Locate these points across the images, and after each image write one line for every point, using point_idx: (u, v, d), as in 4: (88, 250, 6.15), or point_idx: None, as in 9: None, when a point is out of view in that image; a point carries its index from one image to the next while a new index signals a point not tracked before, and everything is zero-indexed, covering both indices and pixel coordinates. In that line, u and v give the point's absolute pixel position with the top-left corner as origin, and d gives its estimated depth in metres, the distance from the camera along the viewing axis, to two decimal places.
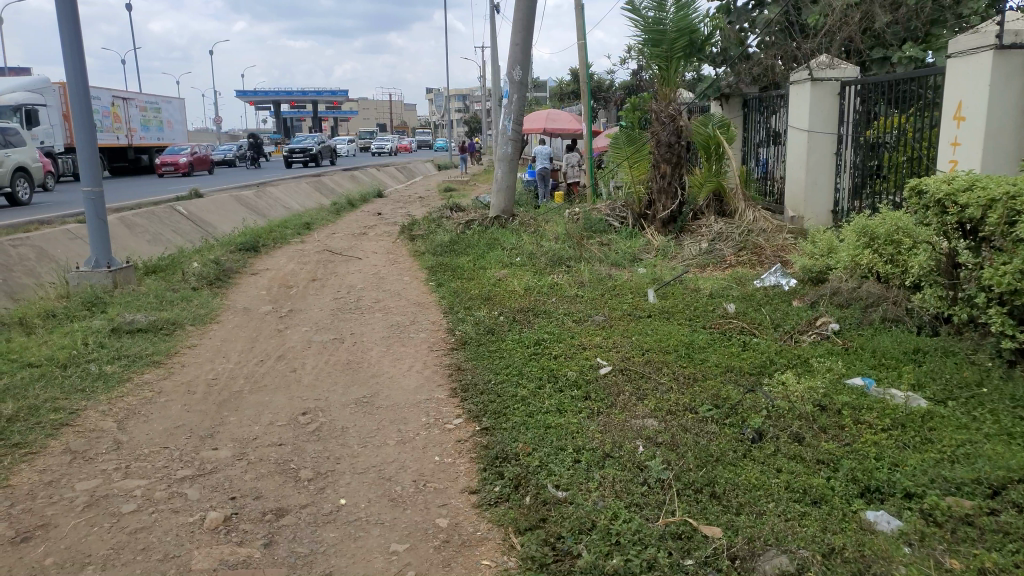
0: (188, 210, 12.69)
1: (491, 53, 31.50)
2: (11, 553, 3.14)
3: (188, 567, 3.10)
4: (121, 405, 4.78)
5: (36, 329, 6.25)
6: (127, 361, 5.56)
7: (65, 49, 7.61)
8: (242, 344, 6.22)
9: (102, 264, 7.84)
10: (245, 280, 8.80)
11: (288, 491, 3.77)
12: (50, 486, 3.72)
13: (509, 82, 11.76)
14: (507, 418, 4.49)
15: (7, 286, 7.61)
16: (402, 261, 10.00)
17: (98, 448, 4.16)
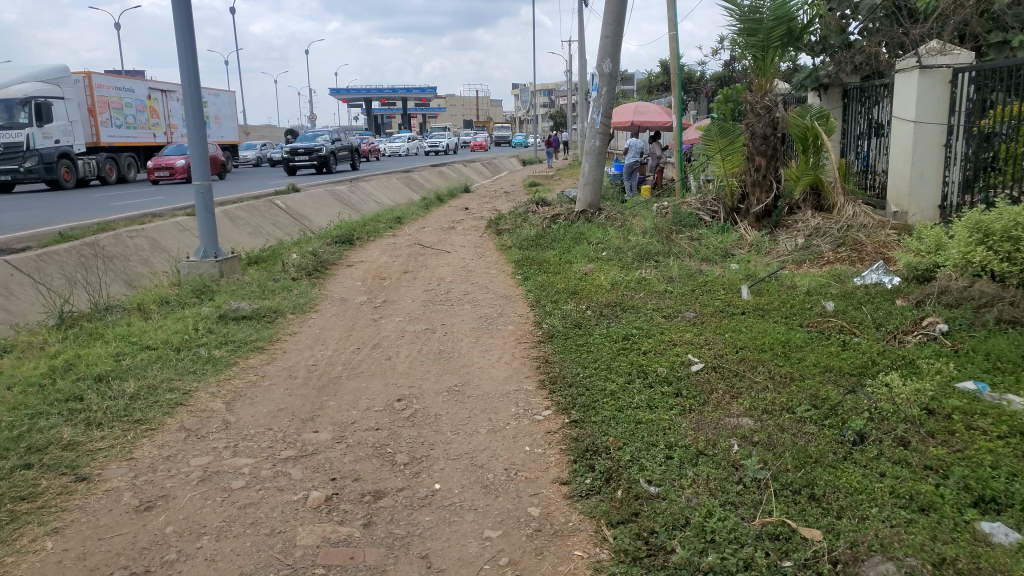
0: (286, 204, 13.23)
1: (579, 47, 31.37)
2: (136, 521, 3.37)
3: (294, 542, 3.25)
4: (229, 387, 5.06)
5: (151, 314, 6.67)
6: (233, 346, 5.86)
7: (179, 51, 8.05)
8: (339, 333, 6.45)
9: (210, 255, 8.25)
10: (341, 271, 9.10)
11: (386, 475, 3.89)
12: (168, 461, 3.97)
13: (599, 74, 11.67)
14: (597, 411, 4.49)
15: (124, 274, 8.14)
16: (489, 255, 10.11)
17: (209, 427, 4.41)
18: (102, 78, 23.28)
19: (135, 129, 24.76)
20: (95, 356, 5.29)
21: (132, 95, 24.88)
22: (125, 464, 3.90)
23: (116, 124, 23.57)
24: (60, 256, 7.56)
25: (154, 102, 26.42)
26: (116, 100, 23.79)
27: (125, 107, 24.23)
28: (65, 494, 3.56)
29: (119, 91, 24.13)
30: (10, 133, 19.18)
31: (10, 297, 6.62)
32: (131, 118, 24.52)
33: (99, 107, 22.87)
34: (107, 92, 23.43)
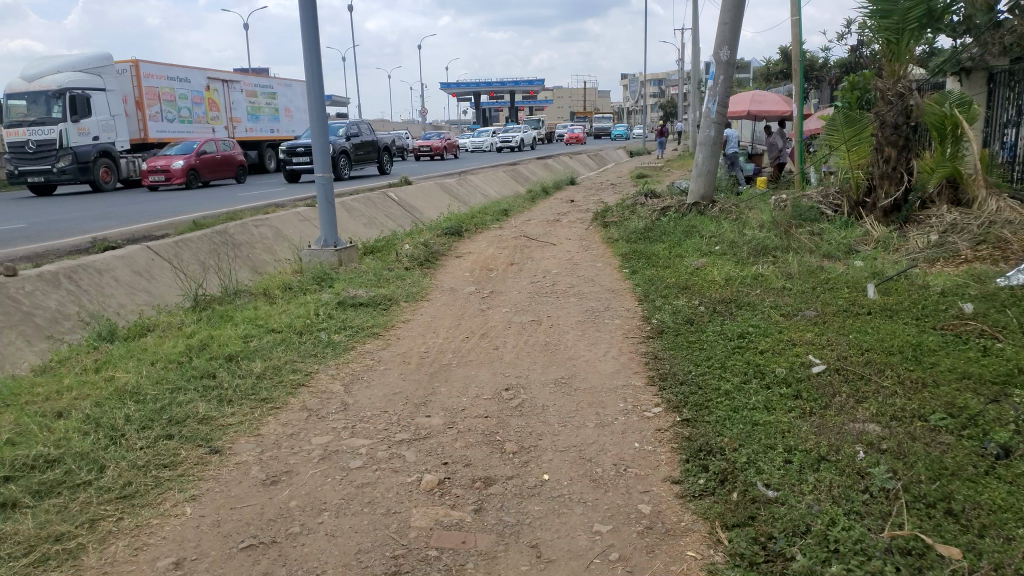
0: (399, 196, 13.62)
1: (692, 36, 30.59)
2: (263, 493, 3.56)
3: (409, 524, 3.33)
4: (347, 370, 5.27)
5: (276, 299, 7.03)
6: (351, 331, 6.09)
7: (305, 47, 8.38)
8: (449, 321, 6.57)
9: (330, 244, 8.56)
10: (450, 262, 9.27)
11: (495, 462, 3.93)
12: (292, 438, 4.17)
13: (716, 63, 11.33)
14: (710, 411, 4.37)
15: (251, 261, 8.60)
16: (597, 248, 10.02)
17: (329, 408, 4.60)
18: (152, 67, 22.71)
19: (187, 122, 24.33)
20: (227, 337, 5.61)
21: (188, 85, 24.46)
22: (253, 439, 4.13)
23: (167, 118, 23.23)
24: (194, 243, 8.10)
25: (213, 92, 25.82)
26: (170, 92, 23.46)
27: (178, 100, 23.86)
28: (201, 464, 3.81)
29: (173, 81, 23.70)
30: (44, 129, 18.87)
31: (151, 279, 7.13)
32: (183, 112, 24.08)
33: (148, 99, 22.46)
34: (157, 82, 22.92)
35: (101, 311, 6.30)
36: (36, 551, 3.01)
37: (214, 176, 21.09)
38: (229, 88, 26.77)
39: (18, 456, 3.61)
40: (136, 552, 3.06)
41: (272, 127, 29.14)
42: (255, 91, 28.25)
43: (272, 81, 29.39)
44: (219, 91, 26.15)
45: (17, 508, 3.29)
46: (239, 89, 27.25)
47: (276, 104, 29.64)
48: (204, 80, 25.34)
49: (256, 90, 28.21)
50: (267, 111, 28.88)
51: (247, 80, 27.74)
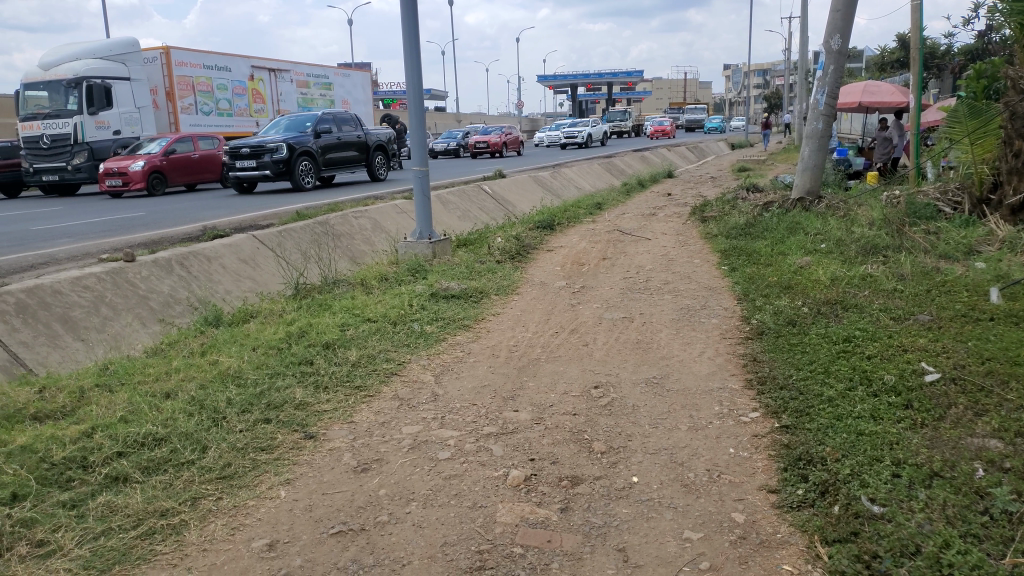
0: (493, 188, 13.73)
1: (801, 24, 29.34)
2: (354, 480, 3.64)
3: (494, 519, 3.33)
4: (438, 361, 5.33)
5: (372, 289, 7.18)
6: (442, 322, 6.16)
7: (405, 41, 8.52)
8: (539, 316, 6.55)
9: (424, 237, 8.67)
10: (542, 256, 9.23)
11: (583, 461, 3.87)
12: (383, 426, 4.25)
13: (826, 52, 10.81)
14: (811, 418, 4.15)
15: (350, 252, 8.84)
16: (693, 244, 9.75)
17: (420, 397, 4.66)
18: (185, 55, 22.12)
19: (226, 114, 23.65)
20: (324, 325, 5.77)
21: (228, 74, 23.72)
22: (346, 426, 4.24)
23: (202, 110, 22.71)
24: (296, 233, 8.38)
25: (257, 83, 25.33)
26: (205, 82, 22.88)
27: (216, 90, 23.22)
28: (297, 449, 3.93)
29: (217, 71, 23.24)
30: (59, 123, 18.70)
31: (255, 267, 7.43)
32: (225, 104, 23.56)
33: (182, 89, 22.04)
34: (192, 71, 22.39)
35: (209, 296, 6.61)
36: (144, 524, 3.18)
37: (188, 179, 18.71)
38: (274, 77, 26.14)
39: (131, 433, 3.82)
40: (233, 531, 3.19)
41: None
42: (307, 81, 27.79)
43: (327, 72, 29.05)
44: (261, 81, 25.52)
45: (128, 482, 3.49)
46: (284, 78, 26.67)
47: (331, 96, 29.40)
48: (245, 69, 24.67)
49: (308, 81, 27.74)
50: (321, 102, 28.59)
51: (298, 70, 27.31)
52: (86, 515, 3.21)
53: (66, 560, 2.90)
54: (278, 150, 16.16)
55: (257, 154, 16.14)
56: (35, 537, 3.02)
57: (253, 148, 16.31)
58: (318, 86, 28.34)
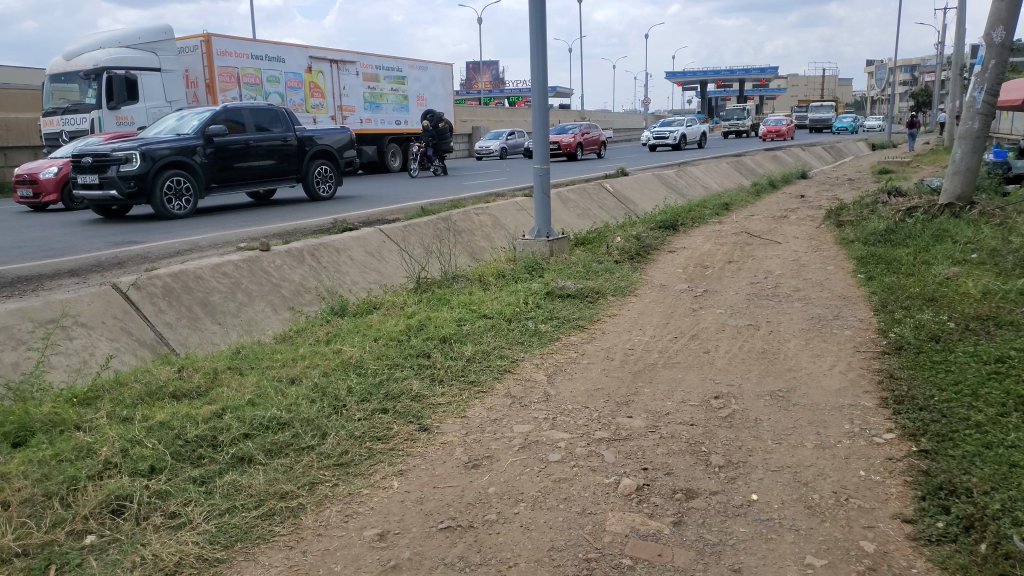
0: (615, 187, 13.54)
1: (960, 16, 27.11)
2: (465, 476, 3.66)
3: (604, 527, 3.25)
4: (552, 361, 5.29)
5: (489, 286, 7.25)
6: (557, 322, 6.11)
7: (532, 38, 8.51)
8: (658, 319, 6.37)
9: (543, 235, 8.64)
10: (663, 257, 9.00)
11: (699, 474, 3.71)
12: (495, 424, 4.25)
13: (987, 46, 9.91)
14: (955, 444, 3.79)
15: (470, 247, 8.97)
16: (827, 249, 9.21)
17: (532, 397, 4.63)
18: (230, 43, 18.87)
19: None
20: (442, 319, 5.86)
21: (281, 66, 20.71)
22: (459, 420, 4.27)
23: None
24: (420, 228, 8.59)
25: (319, 76, 22.15)
26: (255, 74, 19.82)
27: (267, 84, 20.20)
28: (411, 440, 4.01)
29: (267, 62, 20.17)
30: (77, 118, 16.78)
31: (381, 260, 7.67)
32: (276, 99, 20.50)
33: (224, 81, 18.76)
34: (239, 62, 19.26)
35: (336, 287, 6.87)
36: (265, 505, 3.32)
37: None
38: (338, 69, 22.91)
39: (257, 416, 4.00)
40: (347, 518, 3.28)
41: (396, 118, 25.46)
42: (374, 74, 24.45)
43: (399, 63, 25.72)
44: (325, 73, 22.32)
45: (252, 463, 3.66)
46: (350, 71, 23.43)
47: (405, 90, 25.96)
48: (304, 60, 21.55)
49: (376, 73, 24.42)
50: (391, 97, 25.19)
51: (365, 61, 24.01)
52: (213, 492, 3.39)
53: (194, 533, 3.07)
54: (127, 160, 11.39)
55: (102, 164, 11.53)
56: (168, 509, 3.21)
57: (95, 157, 11.62)
58: (388, 80, 25.01)
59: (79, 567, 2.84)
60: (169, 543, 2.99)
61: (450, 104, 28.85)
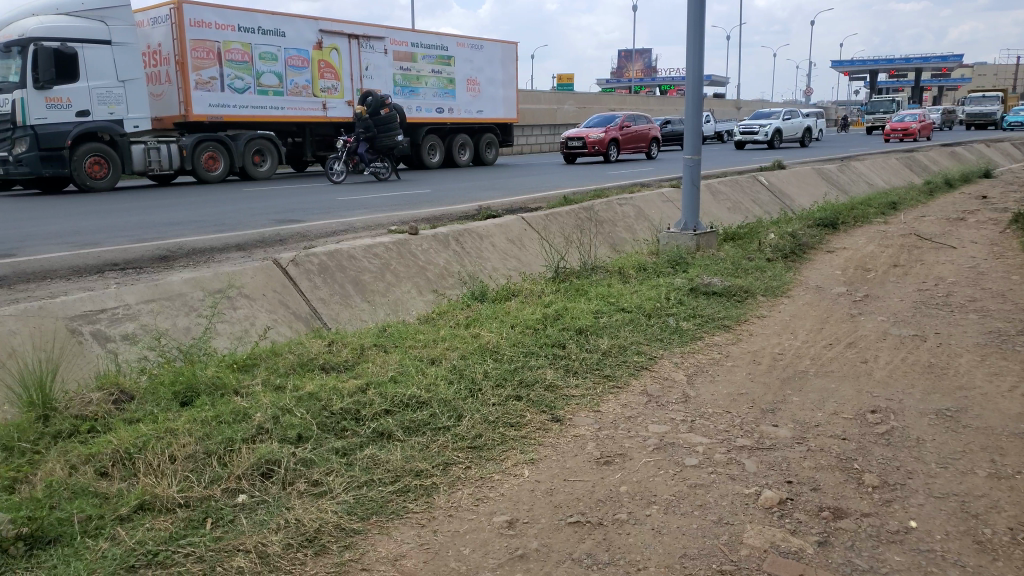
0: (769, 180, 12.88)
1: None
2: (596, 472, 3.59)
3: (741, 539, 3.08)
4: (692, 361, 5.10)
5: (629, 279, 7.11)
6: (702, 320, 5.89)
7: (688, 24, 8.23)
8: (811, 324, 5.97)
9: (689, 228, 8.35)
10: (819, 257, 8.45)
11: (850, 493, 3.44)
12: (630, 421, 4.15)
13: None
14: None
15: (611, 238, 8.83)
16: (1012, 257, 8.28)
17: (670, 397, 4.49)
18: (208, 13, 17.15)
19: (273, 92, 18.63)
20: (579, 310, 5.80)
21: (281, 40, 18.68)
22: (592, 414, 4.21)
23: (234, 86, 17.82)
24: (562, 217, 8.56)
25: (332, 53, 19.92)
26: (242, 49, 17.94)
27: (258, 61, 18.26)
28: (543, 430, 3.99)
29: (259, 35, 18.23)
30: None
31: (521, 248, 7.71)
32: (271, 78, 18.54)
33: (200, 56, 17.15)
34: (222, 34, 17.49)
35: (477, 272, 6.98)
36: (401, 481, 3.43)
37: None
38: (360, 46, 20.62)
39: (397, 393, 4.13)
40: (477, 502, 3.31)
41: (438, 105, 22.91)
42: (410, 52, 22.08)
43: (445, 40, 23.12)
44: (340, 50, 20.06)
45: (391, 439, 3.79)
46: (377, 48, 21.09)
47: (451, 72, 23.31)
48: (313, 34, 19.37)
49: (412, 52, 22.08)
50: (433, 80, 22.72)
51: (398, 38, 21.64)
52: (353, 464, 3.53)
53: (333, 503, 3.21)
54: None
55: None
56: (312, 477, 3.38)
57: None
58: (428, 61, 22.55)
59: (230, 523, 3.05)
60: (309, 510, 3.15)
61: (514, 91, 25.80)
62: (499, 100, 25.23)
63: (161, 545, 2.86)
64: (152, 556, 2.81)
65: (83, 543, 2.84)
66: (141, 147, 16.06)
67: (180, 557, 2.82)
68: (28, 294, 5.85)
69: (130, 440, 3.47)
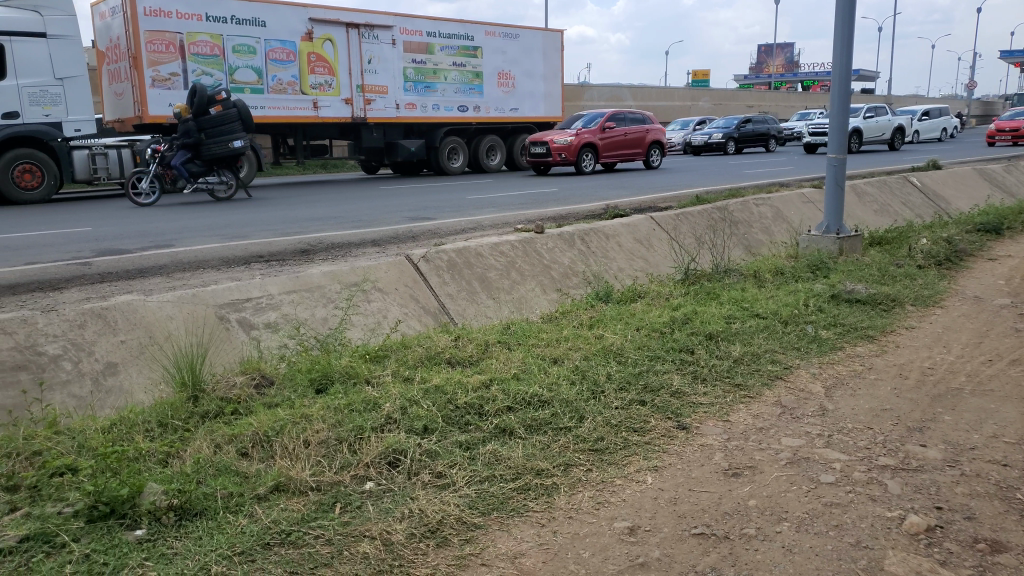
0: (922, 181, 11.95)
1: None
2: (723, 484, 3.44)
3: (881, 565, 2.85)
4: (831, 372, 4.79)
5: (765, 283, 6.78)
6: (842, 329, 5.54)
7: (837, 18, 7.77)
8: (967, 338, 5.46)
9: (832, 231, 7.89)
10: (980, 265, 7.75)
11: (1010, 525, 3.11)
12: (761, 433, 3.95)
13: None
14: None
15: (746, 240, 8.50)
16: None
17: (806, 409, 4.24)
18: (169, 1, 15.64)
19: (250, 89, 16.97)
20: (710, 315, 5.60)
21: (262, 31, 17.00)
22: (721, 424, 4.04)
23: (200, 83, 16.26)
24: (694, 217, 8.32)
25: (325, 45, 18.10)
26: (212, 41, 16.34)
27: (231, 55, 16.64)
28: (668, 437, 3.88)
29: (233, 26, 16.58)
30: None
31: (649, 249, 7.55)
32: (246, 73, 16.86)
33: (158, 49, 15.67)
34: (186, 25, 15.94)
35: (602, 272, 6.90)
36: (522, 479, 3.43)
37: None
38: (359, 36, 18.63)
39: (520, 391, 4.14)
40: (599, 506, 3.25)
41: (458, 101, 20.62)
42: (425, 43, 19.93)
43: (470, 28, 20.71)
44: (334, 41, 18.19)
45: (513, 435, 3.80)
46: (382, 39, 19.02)
47: (477, 65, 20.88)
48: (300, 24, 17.59)
49: (427, 43, 19.91)
50: (454, 74, 20.42)
51: (409, 27, 19.54)
52: (476, 458, 3.57)
53: (456, 496, 3.26)
54: None
55: None
56: (435, 469, 3.44)
57: None
58: (448, 51, 20.25)
59: (358, 509, 3.15)
60: (433, 501, 3.20)
61: (559, 87, 23.16)
62: (538, 95, 22.60)
63: (293, 526, 3.00)
64: (285, 535, 2.95)
65: (225, 518, 3.02)
66: (85, 153, 14.85)
67: (311, 539, 2.94)
68: (184, 282, 6.33)
69: (269, 423, 3.67)
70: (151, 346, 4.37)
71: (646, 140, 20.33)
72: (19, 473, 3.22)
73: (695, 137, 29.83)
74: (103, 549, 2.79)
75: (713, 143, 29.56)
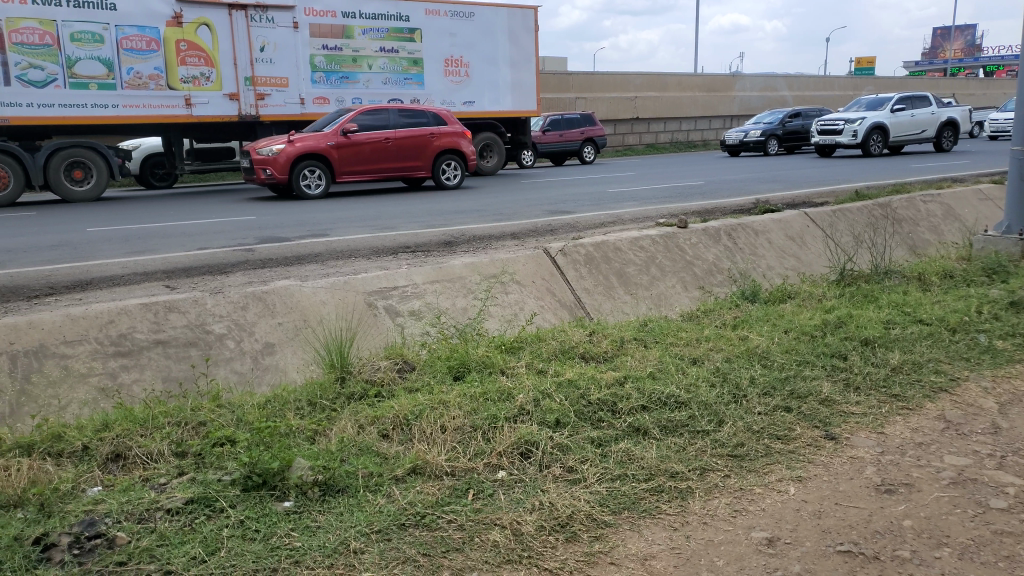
0: None
1: None
2: (874, 500, 3.19)
3: None
4: (1007, 387, 4.32)
5: (932, 286, 6.24)
6: (1022, 341, 4.97)
7: None
8: None
9: (1014, 231, 7.12)
10: None
11: None
12: (920, 449, 3.62)
13: None
14: None
15: (911, 239, 7.85)
16: None
17: (975, 425, 3.85)
18: None
19: (96, 84, 14.66)
20: (867, 319, 5.22)
21: (114, 16, 14.66)
22: (874, 436, 3.75)
23: (32, 80, 14.16)
24: (852, 214, 7.79)
25: (199, 30, 15.52)
26: (41, 28, 14.11)
27: (68, 44, 14.36)
28: (815, 447, 3.65)
29: (71, 9, 14.29)
30: None
31: (802, 246, 7.14)
32: (90, 66, 14.57)
33: None
34: (4, 9, 13.75)
35: (749, 270, 6.62)
36: (655, 480, 3.34)
37: None
38: (246, 19, 15.91)
39: (656, 390, 4.04)
40: (735, 514, 3.12)
41: (389, 94, 17.75)
42: (341, 26, 16.98)
43: (404, 7, 17.65)
44: (211, 27, 15.61)
45: (647, 436, 3.71)
46: (279, 21, 16.23)
47: (414, 50, 17.92)
48: (164, 8, 15.11)
49: (345, 25, 16.97)
50: (382, 62, 17.52)
51: (318, 7, 16.60)
52: (608, 456, 3.52)
53: (586, 492, 3.23)
54: None
55: None
56: (567, 464, 3.43)
57: None
58: (373, 35, 17.29)
59: (489, 497, 3.20)
60: (563, 495, 3.20)
61: (530, 74, 20.07)
62: (501, 84, 19.54)
63: (427, 509, 3.09)
64: (419, 517, 3.04)
65: (365, 496, 3.16)
66: None
67: (443, 523, 3.01)
68: (336, 270, 6.69)
69: (409, 407, 3.81)
70: (305, 329, 4.65)
71: (428, 149, 14.72)
72: (186, 440, 3.54)
73: (729, 134, 26.54)
74: (255, 516, 3.00)
75: (748, 142, 26.20)
